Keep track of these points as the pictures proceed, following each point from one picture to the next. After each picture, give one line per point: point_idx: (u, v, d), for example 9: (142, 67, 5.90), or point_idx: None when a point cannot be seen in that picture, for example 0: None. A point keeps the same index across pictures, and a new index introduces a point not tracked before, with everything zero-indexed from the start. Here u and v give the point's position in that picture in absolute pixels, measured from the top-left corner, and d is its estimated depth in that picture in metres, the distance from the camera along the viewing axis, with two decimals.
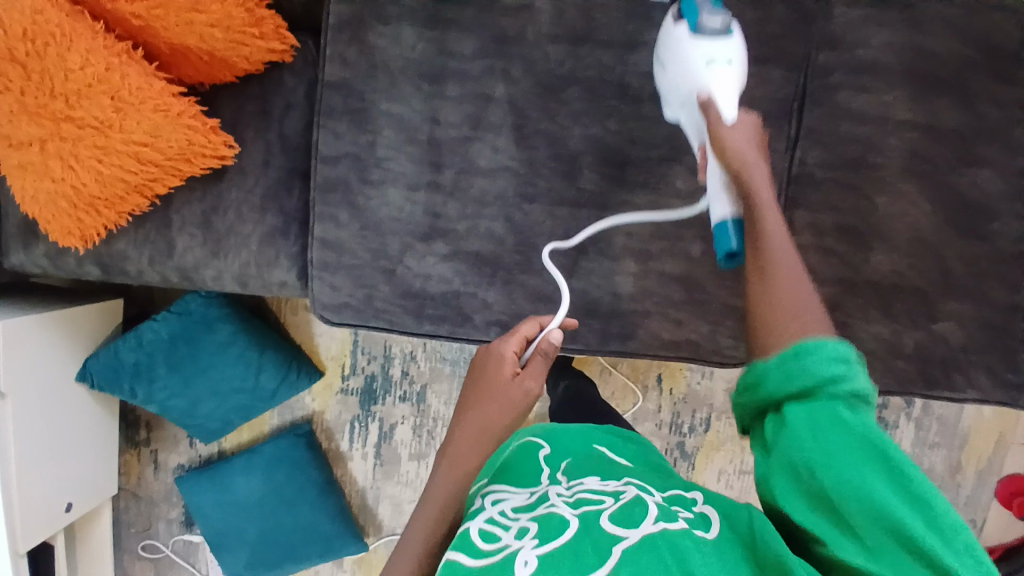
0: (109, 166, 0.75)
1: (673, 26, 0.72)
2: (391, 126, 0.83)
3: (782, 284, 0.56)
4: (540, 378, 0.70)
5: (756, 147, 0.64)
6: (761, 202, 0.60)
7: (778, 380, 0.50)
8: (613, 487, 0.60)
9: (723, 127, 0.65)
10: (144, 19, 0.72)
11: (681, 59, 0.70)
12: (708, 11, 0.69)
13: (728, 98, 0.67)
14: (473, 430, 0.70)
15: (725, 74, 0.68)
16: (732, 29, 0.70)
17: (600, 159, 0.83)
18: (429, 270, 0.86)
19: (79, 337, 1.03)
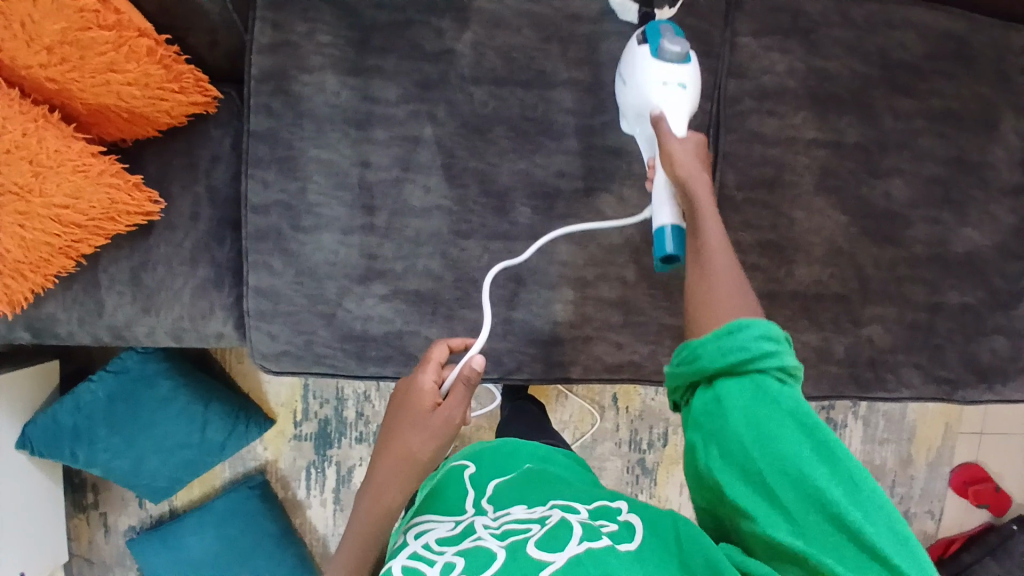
0: (32, 231, 0.74)
1: (637, 48, 0.74)
2: (321, 172, 0.84)
3: (718, 288, 0.60)
4: (459, 405, 0.77)
5: (700, 158, 0.67)
6: (703, 207, 0.64)
7: (712, 356, 0.56)
8: (538, 514, 0.64)
9: (672, 139, 0.68)
10: (60, 83, 0.71)
11: (637, 78, 0.74)
12: (668, 39, 0.71)
13: (680, 120, 0.71)
14: (403, 452, 0.78)
15: (680, 102, 0.71)
16: (690, 57, 0.73)
17: (529, 193, 0.85)
18: (369, 311, 0.86)
19: (15, 401, 1.00)
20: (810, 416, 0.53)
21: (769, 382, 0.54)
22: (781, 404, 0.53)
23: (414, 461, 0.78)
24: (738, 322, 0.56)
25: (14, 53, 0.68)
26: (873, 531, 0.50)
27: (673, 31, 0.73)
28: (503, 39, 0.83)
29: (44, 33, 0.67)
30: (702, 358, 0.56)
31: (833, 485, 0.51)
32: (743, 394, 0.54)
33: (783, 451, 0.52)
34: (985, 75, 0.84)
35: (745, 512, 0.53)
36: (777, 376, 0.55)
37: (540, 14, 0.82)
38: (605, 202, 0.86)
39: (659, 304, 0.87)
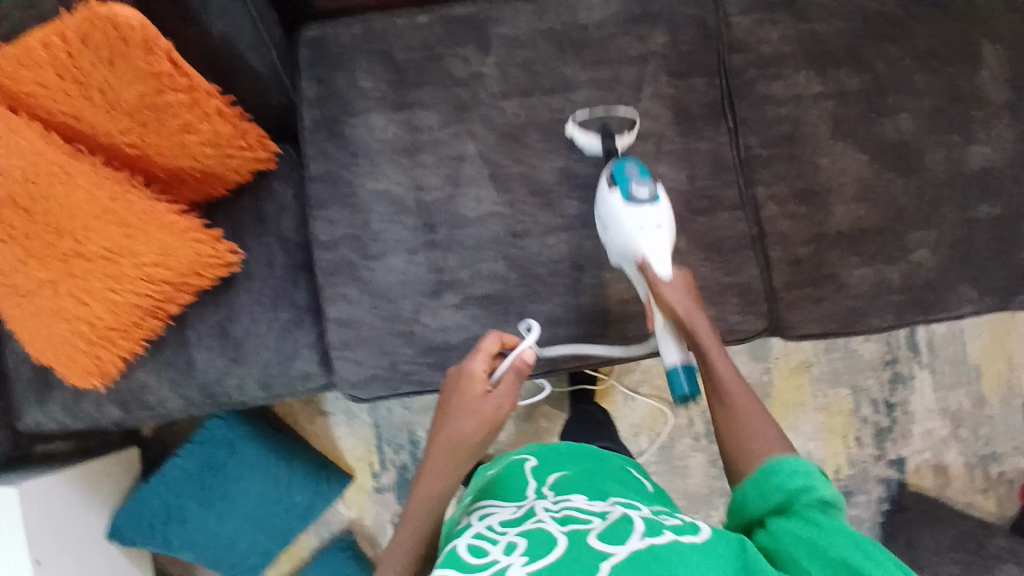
0: (123, 292, 0.80)
1: (609, 192, 0.83)
2: (380, 202, 0.90)
3: (750, 425, 0.68)
4: (509, 393, 0.79)
5: (691, 300, 0.77)
6: (706, 347, 0.73)
7: (755, 500, 0.62)
8: (599, 508, 0.66)
9: (662, 285, 0.77)
10: (140, 147, 0.78)
11: (618, 227, 0.82)
12: (635, 183, 0.80)
13: (662, 262, 0.79)
14: (451, 442, 0.79)
15: (659, 240, 0.79)
16: (658, 196, 0.81)
17: (573, 186, 0.91)
18: (445, 322, 0.90)
19: (104, 491, 1.04)
20: (859, 536, 0.56)
21: (815, 514, 0.59)
22: (827, 525, 0.58)
23: (461, 449, 0.78)
24: (771, 463, 0.63)
25: (95, 121, 0.75)
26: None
27: (637, 170, 0.81)
28: (523, 57, 0.92)
29: (123, 100, 0.74)
30: (748, 506, 0.63)
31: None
32: (792, 528, 0.59)
33: (837, 555, 0.55)
34: (950, 14, 0.94)
35: None
36: (818, 504, 0.60)
37: (552, 29, 0.92)
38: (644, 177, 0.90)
39: (717, 270, 0.88)
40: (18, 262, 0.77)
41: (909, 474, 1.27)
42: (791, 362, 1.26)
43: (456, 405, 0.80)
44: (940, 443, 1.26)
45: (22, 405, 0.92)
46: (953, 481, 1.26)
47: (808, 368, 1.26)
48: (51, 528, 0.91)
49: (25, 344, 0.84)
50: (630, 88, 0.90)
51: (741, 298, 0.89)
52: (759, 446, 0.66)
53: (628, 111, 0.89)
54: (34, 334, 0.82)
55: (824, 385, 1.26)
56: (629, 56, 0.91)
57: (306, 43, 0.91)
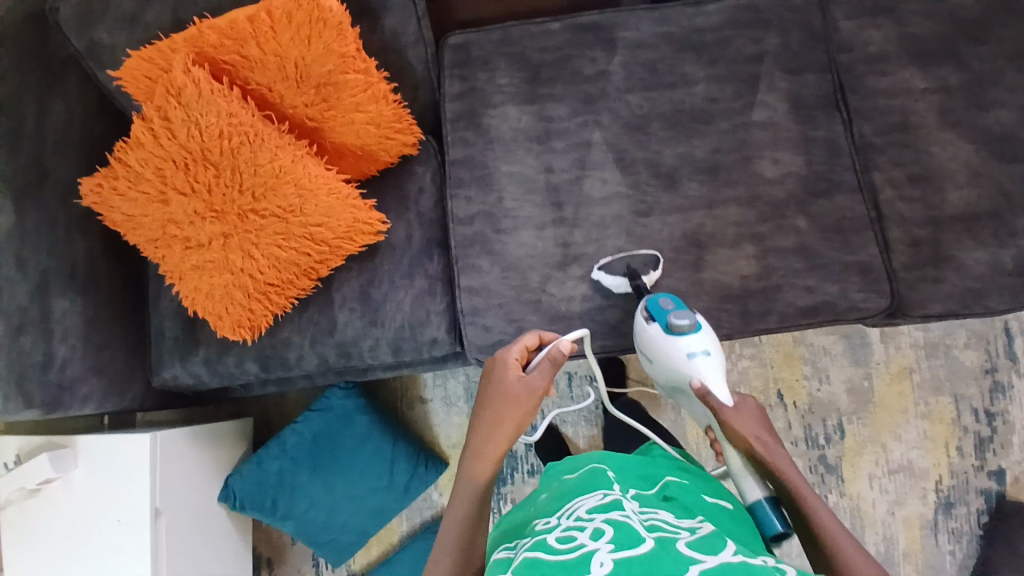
0: (287, 249, 0.88)
1: (647, 326, 0.87)
2: (513, 182, 0.98)
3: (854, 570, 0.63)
4: (543, 377, 0.81)
5: (758, 424, 0.77)
6: (793, 483, 0.71)
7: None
8: (687, 523, 0.67)
9: (726, 412, 0.77)
10: (318, 121, 0.88)
11: (668, 357, 0.85)
12: (673, 315, 0.85)
13: (721, 387, 0.81)
14: (491, 423, 0.80)
15: (709, 364, 0.82)
16: (698, 323, 0.85)
17: (693, 169, 0.96)
18: (572, 293, 0.94)
19: (220, 454, 1.08)
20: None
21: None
22: None
23: (504, 427, 0.79)
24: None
25: (286, 93, 0.85)
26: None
27: (673, 304, 0.86)
28: (645, 56, 1.00)
29: (313, 75, 0.85)
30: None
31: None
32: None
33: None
34: None
35: None
36: None
37: (672, 33, 1.00)
38: (761, 163, 0.96)
39: (835, 246, 0.93)
40: (197, 214, 0.85)
41: (1008, 487, 1.22)
42: (893, 366, 1.26)
43: (493, 392, 0.82)
44: None
45: (165, 360, 0.98)
46: None
47: (909, 374, 1.25)
48: (178, 479, 0.97)
49: (184, 297, 0.91)
50: (747, 83, 0.98)
51: (863, 277, 0.92)
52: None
53: (649, 252, 0.94)
54: (197, 287, 0.89)
55: (925, 392, 1.25)
56: (745, 56, 0.99)
57: (449, 47, 1.02)
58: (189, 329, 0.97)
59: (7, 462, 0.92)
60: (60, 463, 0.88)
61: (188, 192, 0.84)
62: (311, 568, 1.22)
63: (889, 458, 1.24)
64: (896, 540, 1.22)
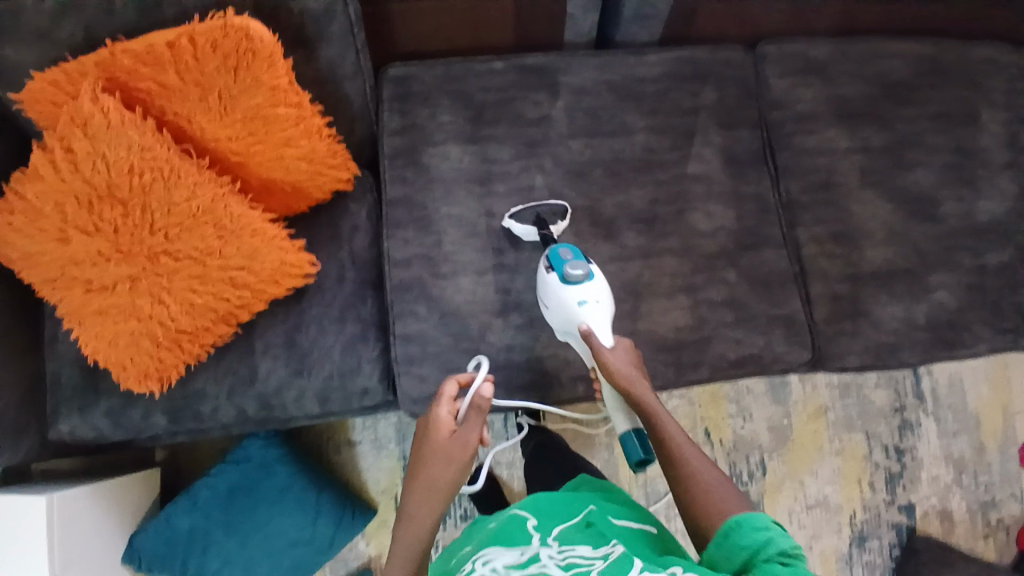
0: (203, 294, 0.81)
1: (545, 275, 0.84)
2: (453, 225, 0.95)
3: (701, 482, 0.69)
4: (475, 432, 0.79)
5: (635, 366, 0.79)
6: (660, 418, 0.74)
7: (724, 561, 0.61)
8: (601, 552, 0.66)
9: (605, 353, 0.79)
10: (243, 155, 0.82)
11: (558, 300, 0.83)
12: (570, 265, 0.82)
13: (605, 332, 0.82)
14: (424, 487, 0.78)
15: (599, 312, 0.82)
16: (593, 271, 0.83)
17: (633, 219, 0.97)
18: (510, 341, 0.92)
19: (126, 512, 0.98)
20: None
21: (771, 565, 0.58)
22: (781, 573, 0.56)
23: (437, 490, 0.77)
24: (731, 523, 0.62)
25: (208, 125, 0.78)
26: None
27: (572, 253, 0.84)
28: (587, 102, 1.00)
29: (239, 108, 0.78)
30: (719, 564, 0.62)
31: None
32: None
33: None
34: (965, 83, 1.06)
35: None
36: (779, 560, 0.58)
37: (614, 81, 1.01)
38: (696, 216, 0.97)
39: (765, 300, 0.95)
40: (100, 255, 0.77)
41: (917, 520, 1.30)
42: (808, 407, 1.31)
43: (426, 449, 0.80)
44: (945, 490, 1.31)
45: (58, 411, 0.88)
46: (957, 527, 1.30)
47: (824, 413, 1.31)
48: (80, 542, 0.87)
49: (82, 344, 0.82)
50: (685, 136, 1.00)
51: (789, 330, 0.95)
52: (712, 501, 0.67)
53: (559, 202, 0.96)
54: (97, 334, 0.81)
55: (839, 430, 1.31)
56: (683, 108, 1.01)
57: (389, 80, 0.98)
58: (90, 377, 0.88)
59: None
60: None
61: (89, 231, 0.76)
62: None
63: (806, 493, 1.29)
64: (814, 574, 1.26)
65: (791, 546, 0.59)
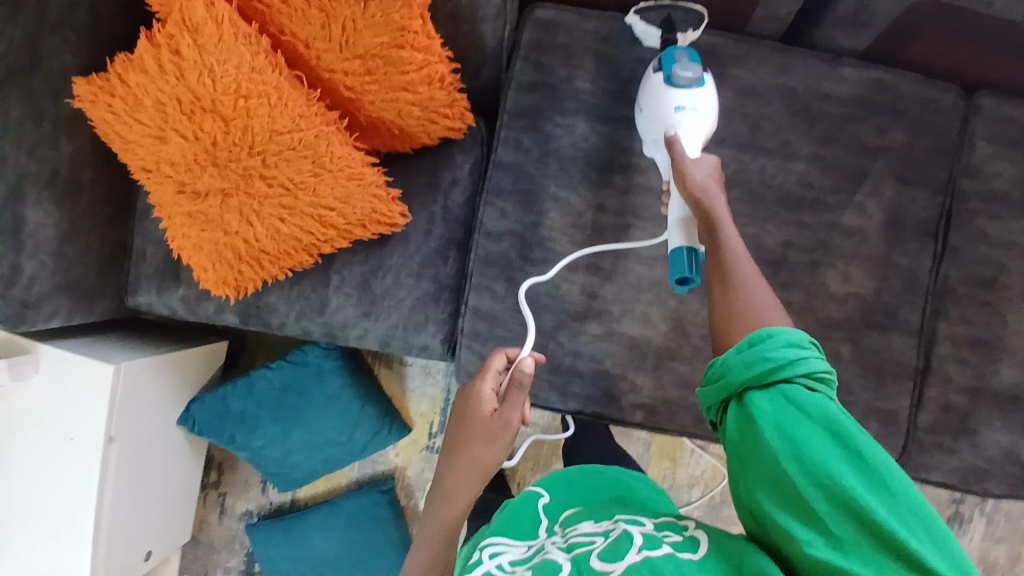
0: (290, 225, 0.78)
1: (652, 74, 0.76)
2: (557, 209, 0.87)
3: (747, 293, 0.61)
4: (517, 411, 0.75)
5: (716, 181, 0.69)
6: (723, 227, 0.65)
7: (738, 370, 0.54)
8: (603, 528, 0.61)
9: (688, 160, 0.69)
10: (355, 92, 0.74)
11: (655, 103, 0.75)
12: (680, 66, 0.73)
13: (693, 145, 0.73)
14: (465, 465, 0.77)
15: (691, 123, 0.73)
16: (704, 81, 0.74)
17: (755, 258, 0.86)
18: (580, 348, 0.88)
19: (186, 378, 1.05)
20: (842, 421, 0.50)
21: (796, 390, 0.52)
22: (813, 416, 0.50)
23: (480, 469, 0.77)
24: (763, 332, 0.54)
25: (325, 54, 0.70)
26: (904, 526, 0.47)
27: (689, 55, 0.74)
28: (752, 107, 0.86)
29: (361, 43, 0.70)
30: (729, 375, 0.54)
31: (861, 484, 0.48)
32: (772, 404, 0.52)
33: (813, 453, 0.49)
34: None
35: (792, 520, 0.49)
36: (805, 386, 0.52)
37: (793, 88, 0.85)
38: (828, 276, 0.86)
39: (868, 386, 0.87)
40: (196, 163, 0.74)
41: None
42: None
43: (465, 422, 0.78)
44: None
45: (140, 284, 0.91)
46: None
47: None
48: (136, 405, 0.94)
49: (169, 237, 0.82)
50: (851, 178, 0.86)
51: (880, 427, 0.87)
52: (755, 315, 0.59)
53: (697, 7, 0.81)
54: (183, 234, 0.80)
55: None
56: (865, 146, 0.86)
57: (534, 22, 0.85)
58: (173, 263, 0.89)
59: None
60: (17, 371, 0.86)
61: (188, 137, 0.72)
62: (258, 485, 1.29)
63: None
64: None
65: (818, 367, 0.53)
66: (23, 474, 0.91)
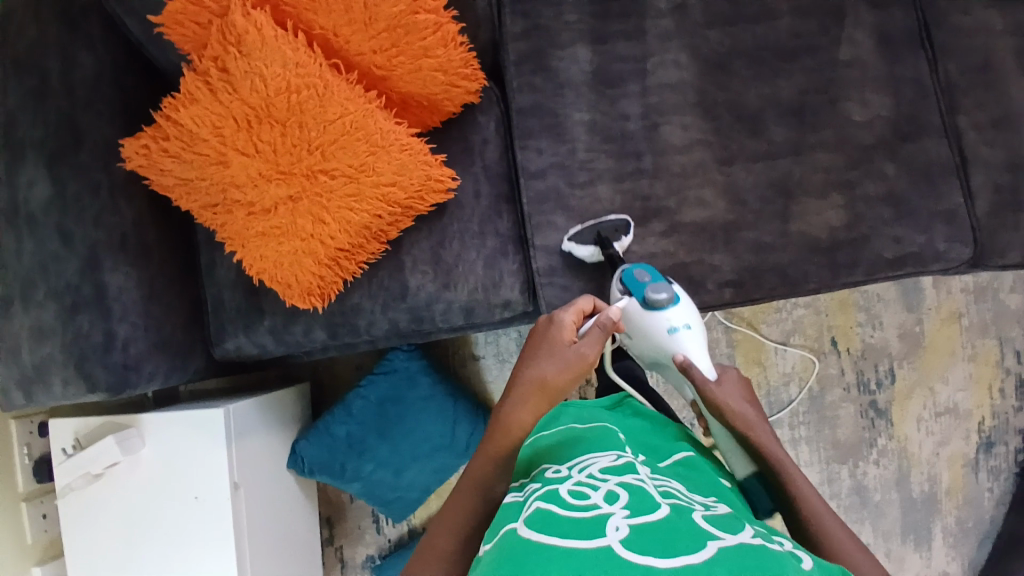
0: (359, 212, 0.82)
1: (624, 301, 0.84)
2: (585, 131, 0.93)
3: (825, 523, 0.66)
4: (594, 346, 0.74)
5: (746, 402, 0.76)
6: (768, 445, 0.72)
7: None
8: (703, 500, 0.60)
9: (711, 389, 0.76)
10: (386, 68, 0.80)
11: (647, 331, 0.84)
12: (651, 289, 0.82)
13: (703, 361, 0.81)
14: (529, 386, 0.73)
15: (690, 337, 0.82)
16: (675, 296, 0.84)
17: (779, 114, 0.92)
18: (653, 249, 0.91)
19: (283, 423, 1.05)
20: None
21: None
22: None
23: (547, 391, 0.72)
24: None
25: (353, 38, 0.77)
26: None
27: (649, 276, 0.84)
28: None
29: (382, 16, 0.77)
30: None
31: None
32: None
33: None
34: None
35: None
36: None
37: None
38: (850, 108, 0.92)
39: (924, 193, 0.91)
40: (262, 176, 0.78)
41: None
42: (943, 311, 1.27)
43: (540, 349, 0.76)
44: None
45: (226, 331, 0.93)
46: None
47: (958, 319, 1.27)
48: (250, 452, 0.93)
49: (248, 266, 0.85)
50: (833, 18, 0.93)
51: (949, 227, 0.91)
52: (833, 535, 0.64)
53: (618, 216, 0.91)
54: (261, 256, 0.83)
55: (972, 336, 1.27)
56: None
57: None
58: (252, 297, 0.91)
59: (63, 447, 0.89)
60: (127, 445, 0.85)
61: (250, 152, 0.77)
62: (372, 526, 1.26)
63: (936, 400, 1.27)
64: (939, 477, 1.27)
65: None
66: (158, 554, 0.87)
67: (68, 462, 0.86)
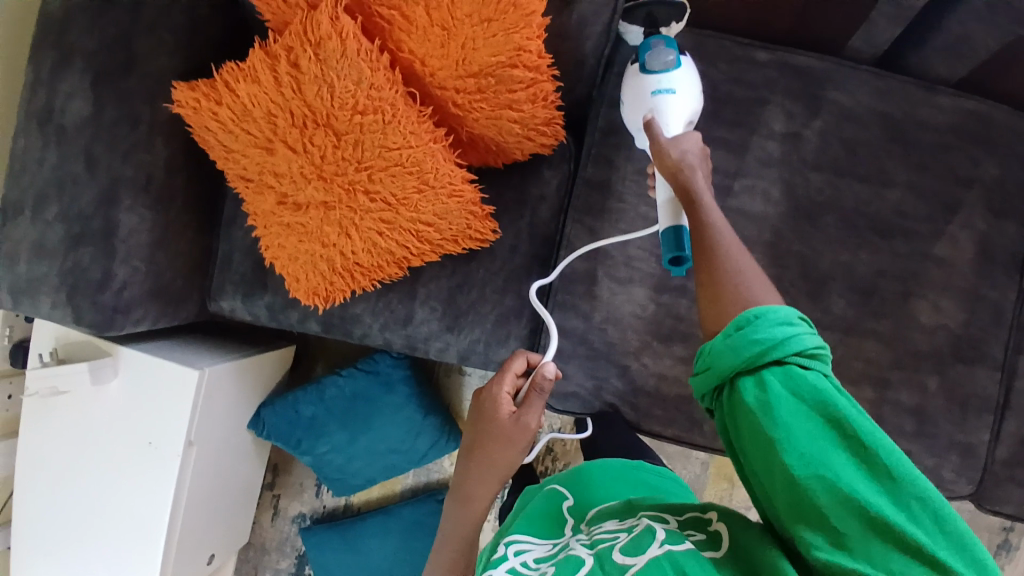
0: (387, 238, 0.78)
1: (630, 65, 0.75)
2: (646, 228, 0.86)
3: (733, 271, 0.55)
4: (536, 415, 0.70)
5: (699, 157, 0.66)
6: (697, 194, 0.62)
7: (727, 355, 0.48)
8: (628, 523, 0.56)
9: (663, 141, 0.67)
10: (463, 109, 0.74)
11: (633, 92, 0.74)
12: (654, 51, 0.72)
13: (676, 126, 0.71)
14: (480, 466, 0.72)
15: (676, 103, 0.71)
16: (682, 61, 0.73)
17: (847, 286, 0.86)
18: (664, 371, 0.87)
19: (258, 383, 1.06)
20: (837, 406, 0.44)
21: (791, 373, 0.46)
22: (807, 397, 0.45)
23: (497, 470, 0.72)
24: (750, 312, 0.49)
25: (439, 72, 0.71)
26: (920, 531, 0.41)
27: (663, 40, 0.73)
28: (850, 132, 0.85)
29: (478, 62, 0.70)
30: (718, 361, 0.49)
31: (859, 479, 0.43)
32: (776, 397, 0.45)
33: (810, 453, 0.44)
34: None
35: (796, 534, 0.44)
36: (798, 365, 0.46)
37: (889, 113, 0.85)
38: (920, 308, 0.86)
39: (953, 419, 0.86)
40: (302, 175, 0.74)
41: None
42: None
43: (480, 424, 0.73)
44: None
45: (225, 290, 0.91)
46: None
47: None
48: (212, 409, 0.93)
49: (264, 247, 0.82)
50: (946, 207, 0.85)
51: (964, 461, 0.87)
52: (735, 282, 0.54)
53: None
54: (278, 244, 0.80)
55: None
56: (957, 178, 0.85)
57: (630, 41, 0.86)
58: (260, 270, 0.89)
59: (40, 352, 0.89)
60: (98, 374, 0.85)
61: (298, 149, 0.73)
62: (312, 489, 1.29)
63: None
64: None
65: (813, 344, 0.47)
66: (98, 476, 0.89)
67: (38, 372, 0.86)
